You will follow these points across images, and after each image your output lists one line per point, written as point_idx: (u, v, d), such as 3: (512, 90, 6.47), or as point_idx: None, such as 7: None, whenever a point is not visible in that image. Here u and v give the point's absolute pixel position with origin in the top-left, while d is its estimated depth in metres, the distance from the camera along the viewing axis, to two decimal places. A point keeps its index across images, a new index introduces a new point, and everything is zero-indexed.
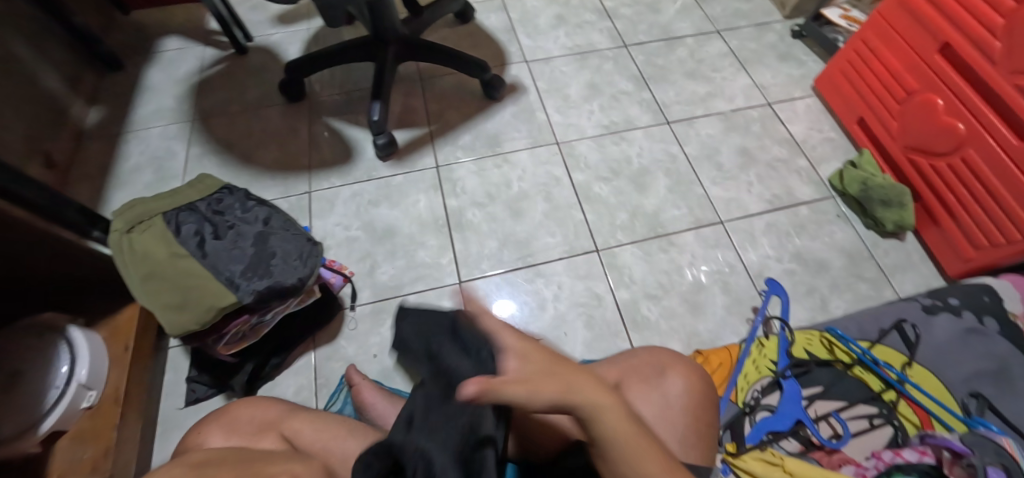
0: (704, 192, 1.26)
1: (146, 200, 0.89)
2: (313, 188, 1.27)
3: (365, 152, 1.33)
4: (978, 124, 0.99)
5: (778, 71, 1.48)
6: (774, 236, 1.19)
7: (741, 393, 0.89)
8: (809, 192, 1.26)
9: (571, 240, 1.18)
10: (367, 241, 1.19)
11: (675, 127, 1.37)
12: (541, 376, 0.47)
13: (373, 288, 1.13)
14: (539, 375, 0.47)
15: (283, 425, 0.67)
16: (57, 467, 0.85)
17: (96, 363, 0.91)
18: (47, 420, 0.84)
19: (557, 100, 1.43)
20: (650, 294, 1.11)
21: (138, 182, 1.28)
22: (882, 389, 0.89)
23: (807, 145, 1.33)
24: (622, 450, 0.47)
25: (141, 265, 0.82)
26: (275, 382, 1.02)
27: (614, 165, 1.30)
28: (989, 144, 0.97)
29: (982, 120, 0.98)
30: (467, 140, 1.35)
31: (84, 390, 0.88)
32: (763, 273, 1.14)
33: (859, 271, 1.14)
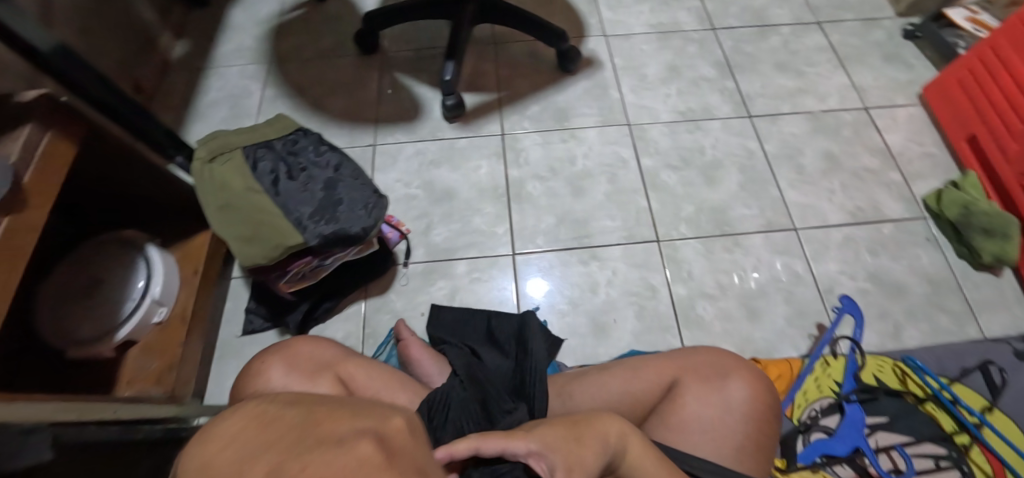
0: (779, 194, 1.18)
1: (228, 133, 0.92)
2: (378, 141, 1.28)
3: (432, 112, 1.32)
4: None
5: (881, 73, 1.35)
6: (851, 252, 1.11)
7: (798, 410, 0.86)
8: (898, 209, 1.16)
9: (631, 226, 1.14)
10: (425, 200, 1.19)
11: (757, 121, 1.28)
12: (572, 449, 0.43)
13: (427, 248, 1.13)
14: (567, 448, 0.43)
15: (339, 367, 0.69)
16: (128, 373, 0.91)
17: (169, 282, 0.96)
18: (123, 328, 0.89)
19: (633, 80, 1.37)
20: (707, 293, 1.06)
21: (215, 116, 1.32)
22: (955, 430, 0.83)
23: (902, 158, 1.22)
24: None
25: (219, 195, 0.86)
26: (326, 325, 1.05)
27: (685, 154, 1.24)
28: None
29: None
30: (536, 110, 1.31)
31: (157, 306, 0.93)
32: (833, 289, 1.06)
33: (942, 301, 1.05)
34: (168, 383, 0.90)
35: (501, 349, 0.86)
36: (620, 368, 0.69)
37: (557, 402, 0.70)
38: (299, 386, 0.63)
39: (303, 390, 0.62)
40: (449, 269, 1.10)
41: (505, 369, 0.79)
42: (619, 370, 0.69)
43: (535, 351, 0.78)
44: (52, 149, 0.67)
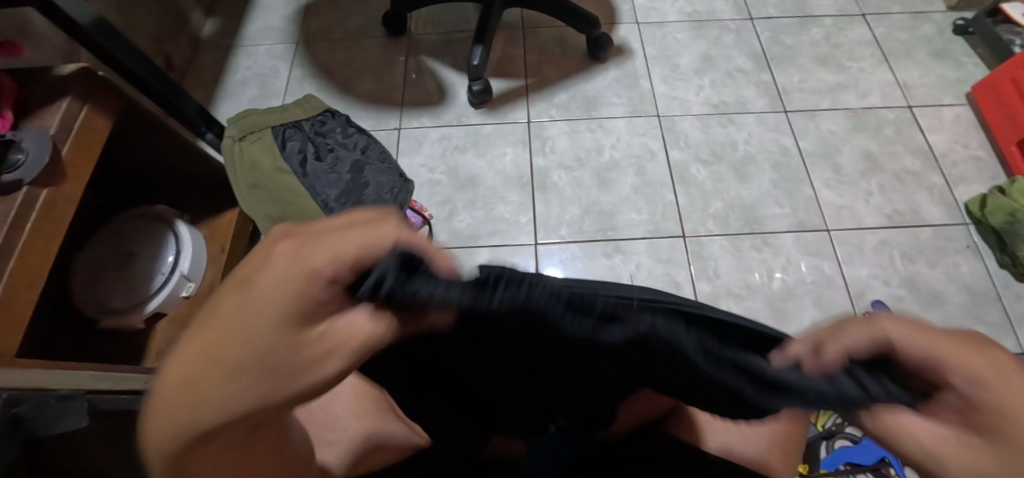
0: (813, 193, 1.14)
1: (258, 112, 0.92)
2: (404, 125, 1.27)
3: (458, 96, 1.31)
4: None
5: (928, 70, 1.29)
6: (885, 256, 1.07)
7: (823, 416, 0.84)
8: (938, 214, 1.11)
9: (657, 221, 1.12)
10: (449, 186, 1.19)
11: (793, 117, 1.24)
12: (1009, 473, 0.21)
13: (450, 234, 1.13)
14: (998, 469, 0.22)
15: None
16: (156, 345, 0.94)
17: (197, 258, 0.98)
18: (153, 301, 0.92)
19: (665, 69, 1.33)
20: (732, 292, 1.04)
21: (244, 95, 1.33)
22: None
23: (946, 160, 1.17)
24: None
25: (249, 174, 0.86)
26: None
27: (716, 148, 1.21)
28: None
29: None
30: (563, 98, 1.29)
31: (186, 281, 0.96)
32: (864, 293, 1.03)
33: (980, 312, 1.02)
34: None
35: None
36: None
37: None
38: None
39: None
40: (471, 257, 1.10)
41: None
42: None
43: None
44: (91, 123, 0.69)
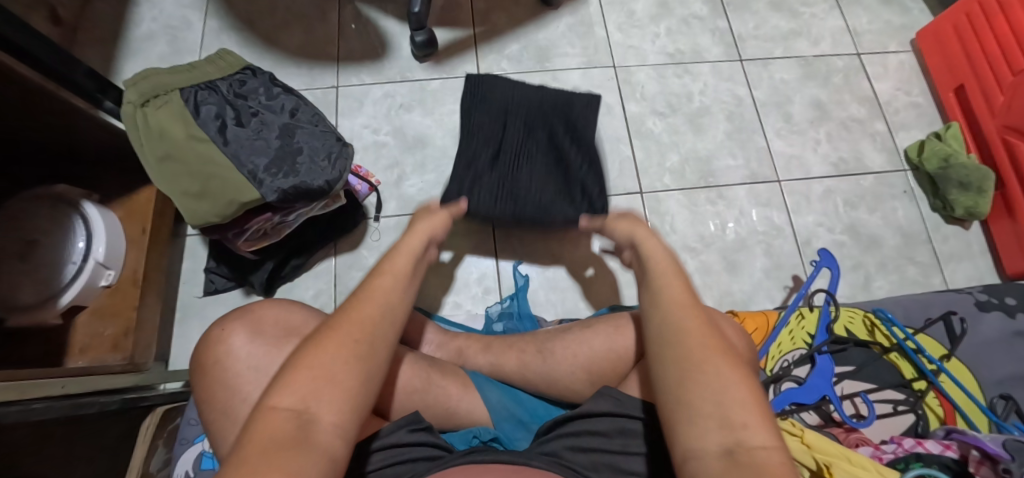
0: (765, 144, 1.15)
1: (160, 72, 0.81)
2: (341, 83, 1.14)
3: (399, 49, 1.18)
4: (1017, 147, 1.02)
5: (877, 16, 1.28)
6: (830, 204, 1.11)
7: (771, 362, 0.88)
8: (880, 161, 1.15)
9: (614, 177, 1.10)
10: (396, 148, 1.10)
11: (748, 65, 1.21)
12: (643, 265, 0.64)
13: (400, 201, 1.06)
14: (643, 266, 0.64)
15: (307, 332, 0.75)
16: (79, 340, 0.87)
17: (113, 241, 0.89)
18: (67, 293, 0.84)
19: (620, 16, 1.24)
20: (688, 246, 1.06)
21: (152, 52, 1.16)
22: (914, 377, 0.89)
23: (889, 108, 1.20)
24: (677, 344, 0.52)
25: (158, 144, 0.76)
26: (295, 283, 1.00)
27: (672, 100, 1.17)
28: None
29: (1017, 146, 1.02)
30: (515, 49, 1.19)
31: (102, 268, 0.87)
32: (811, 242, 1.08)
33: (911, 253, 1.09)
34: (126, 349, 0.87)
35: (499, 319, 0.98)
36: (606, 327, 0.81)
37: (541, 362, 0.84)
38: (261, 358, 0.69)
39: (267, 363, 0.68)
40: None
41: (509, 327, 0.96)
42: (600, 329, 0.81)
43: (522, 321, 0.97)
44: None
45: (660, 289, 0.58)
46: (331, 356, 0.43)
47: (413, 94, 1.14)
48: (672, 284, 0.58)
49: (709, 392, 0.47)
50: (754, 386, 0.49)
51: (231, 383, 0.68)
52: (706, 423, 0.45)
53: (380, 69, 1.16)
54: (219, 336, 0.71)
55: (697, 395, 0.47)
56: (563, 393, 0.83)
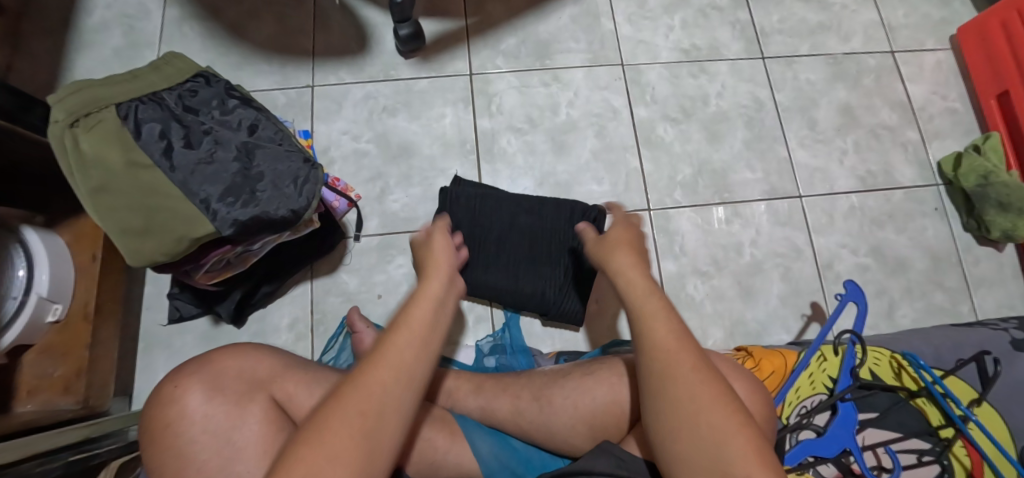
0: (787, 154, 1.05)
1: (94, 83, 0.69)
2: (317, 82, 1.02)
3: (382, 43, 1.05)
4: None
5: (914, 7, 1.15)
6: (854, 223, 1.02)
7: (788, 408, 0.82)
8: (910, 174, 1.05)
9: (620, 192, 1.00)
10: (378, 158, 0.99)
11: (771, 64, 1.09)
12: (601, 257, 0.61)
13: (383, 218, 0.96)
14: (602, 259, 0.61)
15: (274, 386, 0.60)
16: (27, 380, 0.79)
17: (61, 272, 0.79)
18: (9, 333, 0.73)
19: (630, 5, 1.12)
20: (699, 270, 0.97)
21: (105, 45, 1.03)
22: (941, 423, 0.81)
23: (923, 114, 1.09)
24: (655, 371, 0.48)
25: (88, 172, 0.64)
26: (268, 310, 0.92)
27: (686, 103, 1.06)
28: None
29: None
30: (512, 44, 1.07)
31: (48, 303, 0.77)
32: (832, 266, 0.99)
33: (940, 278, 1.00)
34: (78, 392, 0.79)
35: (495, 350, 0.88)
36: (609, 376, 0.69)
37: (535, 407, 0.73)
38: (223, 421, 0.54)
39: (230, 429, 0.54)
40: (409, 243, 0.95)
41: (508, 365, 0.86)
42: (605, 376, 0.70)
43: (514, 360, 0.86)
44: None
45: (627, 292, 0.55)
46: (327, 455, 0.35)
47: (398, 95, 1.02)
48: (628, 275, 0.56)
49: (700, 438, 0.43)
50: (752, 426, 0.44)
51: (183, 453, 0.53)
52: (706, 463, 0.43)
53: (361, 65, 1.03)
54: (169, 395, 0.55)
55: (686, 446, 0.44)
56: (562, 447, 0.72)
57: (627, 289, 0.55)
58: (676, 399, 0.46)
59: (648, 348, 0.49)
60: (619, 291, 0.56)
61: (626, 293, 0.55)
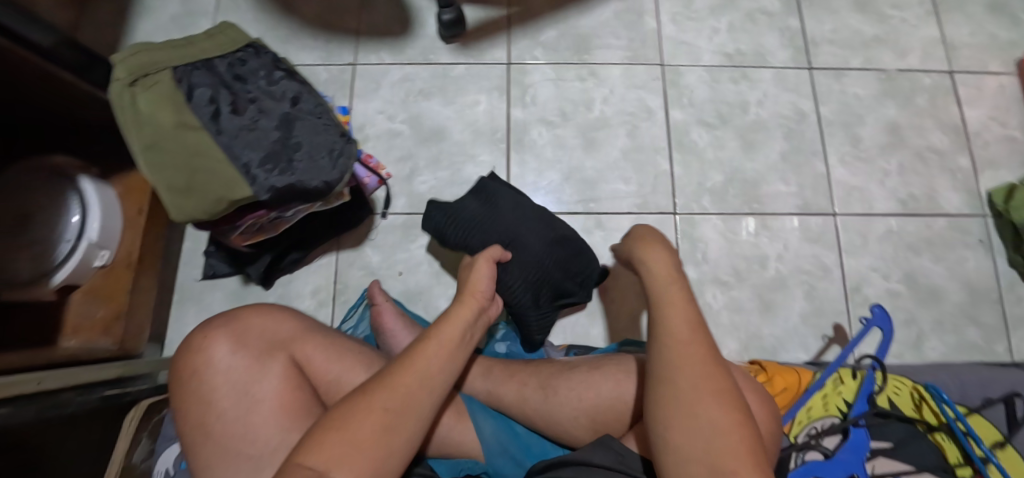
0: (825, 170, 1.01)
1: (153, 47, 0.73)
2: (358, 60, 1.05)
3: (424, 26, 1.07)
4: None
5: (980, 26, 1.09)
6: (889, 247, 0.98)
7: (796, 428, 0.80)
8: (956, 202, 1.00)
9: (646, 193, 0.99)
10: (410, 139, 1.01)
11: (818, 75, 1.06)
12: (627, 246, 0.65)
13: (409, 198, 0.98)
14: (628, 247, 0.64)
15: (294, 347, 0.63)
16: (72, 319, 0.84)
17: (110, 220, 0.84)
18: (60, 272, 0.79)
19: (676, 4, 1.10)
20: (720, 279, 0.96)
21: (165, 12, 1.09)
22: (959, 462, 0.76)
23: (978, 140, 1.03)
24: (664, 347, 0.50)
25: (142, 130, 0.68)
26: (294, 276, 0.95)
27: (724, 109, 1.04)
28: None
29: None
30: (552, 36, 1.06)
31: (97, 248, 0.82)
32: (861, 289, 0.96)
33: (976, 313, 0.96)
34: (117, 334, 0.83)
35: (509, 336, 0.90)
36: (615, 372, 0.70)
37: (538, 395, 0.74)
38: (243, 375, 0.58)
39: (247, 381, 0.58)
40: None
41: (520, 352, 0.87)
42: (610, 370, 0.71)
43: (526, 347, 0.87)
44: None
45: (651, 277, 0.57)
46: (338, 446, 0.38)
47: (435, 79, 1.04)
48: (653, 261, 0.59)
49: (701, 440, 0.45)
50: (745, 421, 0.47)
51: (208, 398, 0.57)
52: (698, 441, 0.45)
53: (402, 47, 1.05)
54: (199, 344, 0.59)
55: (681, 424, 0.46)
56: (561, 436, 0.72)
57: (651, 273, 0.58)
58: (679, 379, 0.48)
59: (664, 327, 0.52)
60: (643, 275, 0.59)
61: (649, 277, 0.58)
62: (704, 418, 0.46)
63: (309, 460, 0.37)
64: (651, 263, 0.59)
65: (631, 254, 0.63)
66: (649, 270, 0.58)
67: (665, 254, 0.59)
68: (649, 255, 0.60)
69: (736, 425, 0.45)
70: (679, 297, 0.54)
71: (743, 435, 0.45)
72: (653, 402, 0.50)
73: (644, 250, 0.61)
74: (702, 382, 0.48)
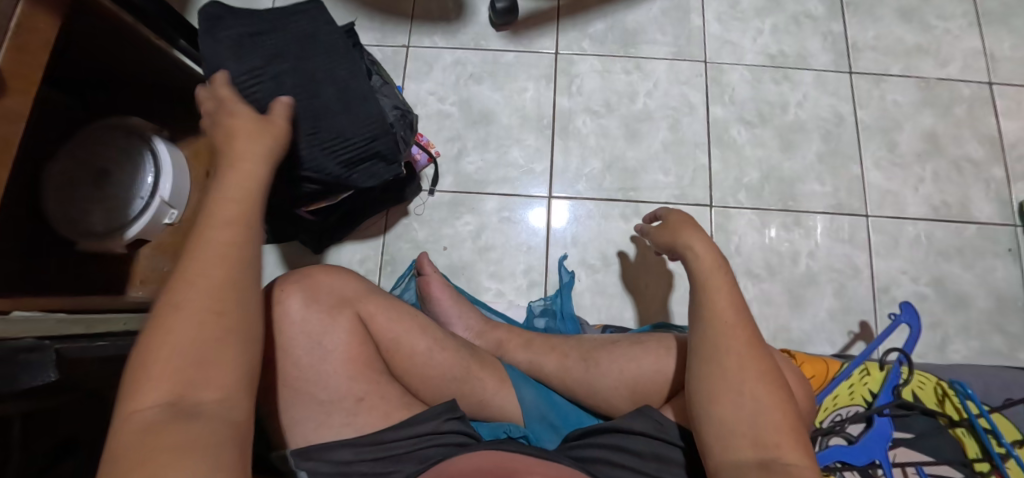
0: (859, 173, 1.04)
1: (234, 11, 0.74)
2: (413, 43, 1.09)
3: (477, 13, 1.11)
4: None
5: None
6: (920, 251, 1.01)
7: (822, 414, 0.84)
8: (988, 212, 1.03)
9: (684, 185, 1.03)
10: (460, 121, 1.05)
11: (858, 80, 1.08)
12: (672, 230, 0.67)
13: (456, 177, 1.02)
14: (671, 232, 0.67)
15: (359, 304, 0.67)
16: (141, 272, 0.91)
17: (180, 180, 0.89)
18: (133, 226, 0.84)
19: (722, 4, 1.12)
20: (752, 272, 0.99)
21: None
22: (977, 457, 0.79)
23: (1014, 152, 1.05)
24: (710, 332, 0.53)
25: None
26: (343, 244, 1.00)
27: (764, 108, 1.07)
28: None
29: None
30: (600, 29, 1.10)
31: (167, 207, 0.87)
32: (889, 289, 0.99)
33: (1002, 321, 0.98)
34: None
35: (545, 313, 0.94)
36: (658, 347, 0.74)
37: (581, 366, 0.78)
38: (318, 325, 0.62)
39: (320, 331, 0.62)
40: (477, 204, 1.01)
41: (556, 327, 0.91)
42: (651, 345, 0.75)
43: (563, 323, 0.91)
44: (30, 21, 0.59)
45: (696, 263, 0.60)
46: (185, 332, 0.36)
47: (485, 64, 1.08)
48: (699, 246, 0.61)
49: (745, 413, 0.48)
50: (788, 406, 0.49)
51: (282, 346, 0.61)
52: (739, 418, 0.48)
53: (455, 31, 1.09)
54: (273, 296, 0.63)
55: (726, 404, 0.49)
56: (600, 405, 0.77)
57: (694, 260, 0.61)
58: (724, 360, 0.51)
59: (710, 314, 0.55)
60: (689, 261, 0.61)
61: (693, 264, 0.60)
62: (748, 397, 0.49)
63: (157, 350, 0.35)
64: (698, 248, 0.62)
65: (675, 240, 0.65)
66: (693, 256, 0.61)
67: (706, 241, 0.62)
68: (690, 240, 0.63)
69: (779, 405, 0.48)
70: (725, 283, 0.57)
71: (786, 419, 0.48)
72: (697, 380, 0.53)
73: (686, 237, 0.64)
74: (747, 364, 0.51)
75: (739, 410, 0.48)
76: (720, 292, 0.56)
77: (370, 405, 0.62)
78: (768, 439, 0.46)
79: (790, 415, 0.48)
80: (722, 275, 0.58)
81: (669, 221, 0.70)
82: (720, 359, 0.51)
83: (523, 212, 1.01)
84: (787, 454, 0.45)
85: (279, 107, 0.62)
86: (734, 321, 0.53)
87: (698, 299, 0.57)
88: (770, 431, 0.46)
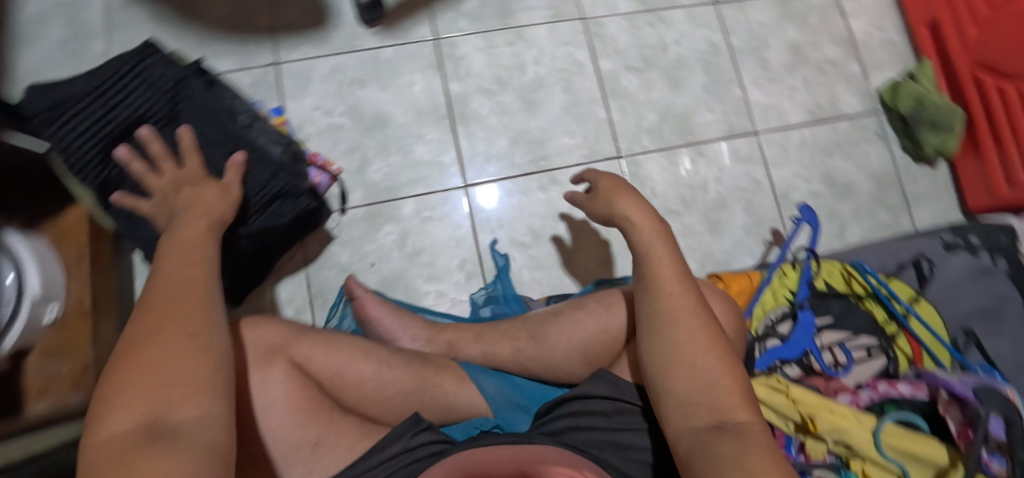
0: (743, 95, 1.11)
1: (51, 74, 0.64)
2: (281, 58, 1.01)
3: (343, 14, 1.04)
4: (989, 82, 1.02)
5: None
6: (807, 154, 1.10)
7: (755, 322, 0.90)
8: (854, 105, 1.14)
9: (591, 143, 1.05)
10: (354, 130, 1.00)
11: (724, 7, 1.14)
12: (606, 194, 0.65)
13: (365, 188, 0.98)
14: (606, 195, 0.65)
15: (291, 349, 0.63)
16: (33, 382, 0.79)
17: (50, 271, 0.79)
18: (8, 336, 0.74)
19: None
20: (670, 210, 1.04)
21: (48, 38, 0.98)
22: (885, 321, 0.91)
23: (864, 47, 1.16)
24: (663, 309, 0.55)
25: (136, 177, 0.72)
26: (264, 287, 0.93)
27: (647, 52, 1.10)
28: (996, 104, 1.01)
29: (988, 81, 1.01)
30: (474, 5, 1.07)
31: (43, 304, 0.77)
32: (789, 195, 1.08)
33: (883, 197, 1.10)
34: (87, 385, 0.80)
35: (489, 302, 0.94)
36: (598, 307, 0.76)
37: (532, 342, 0.80)
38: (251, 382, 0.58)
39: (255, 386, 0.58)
40: (395, 211, 0.98)
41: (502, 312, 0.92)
42: (593, 307, 0.77)
43: (508, 306, 0.92)
44: None
45: (635, 233, 0.60)
46: (150, 362, 0.38)
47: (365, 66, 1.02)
48: (636, 214, 0.61)
49: (697, 385, 0.50)
50: (739, 371, 0.52)
51: None
52: (694, 392, 0.50)
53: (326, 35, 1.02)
54: None
55: (679, 381, 0.51)
56: (560, 374, 0.80)
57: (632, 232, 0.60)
58: (676, 333, 0.53)
59: (655, 290, 0.56)
60: (628, 230, 0.61)
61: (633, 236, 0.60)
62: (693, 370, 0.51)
63: (123, 382, 0.38)
64: (635, 214, 0.61)
65: (610, 208, 0.64)
66: (631, 225, 0.61)
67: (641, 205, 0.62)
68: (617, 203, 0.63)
69: (728, 371, 0.51)
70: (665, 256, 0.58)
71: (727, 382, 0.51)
72: (649, 357, 0.55)
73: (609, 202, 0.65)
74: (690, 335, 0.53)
75: (692, 383, 0.51)
76: (661, 266, 0.57)
77: (330, 444, 0.58)
78: (721, 406, 0.49)
79: (738, 383, 0.51)
80: (659, 244, 0.59)
81: (602, 184, 0.67)
82: (672, 333, 0.53)
83: (443, 207, 0.99)
84: (743, 419, 0.48)
85: (234, 167, 0.67)
86: (677, 295, 0.55)
87: (643, 275, 0.58)
88: (730, 402, 0.49)
